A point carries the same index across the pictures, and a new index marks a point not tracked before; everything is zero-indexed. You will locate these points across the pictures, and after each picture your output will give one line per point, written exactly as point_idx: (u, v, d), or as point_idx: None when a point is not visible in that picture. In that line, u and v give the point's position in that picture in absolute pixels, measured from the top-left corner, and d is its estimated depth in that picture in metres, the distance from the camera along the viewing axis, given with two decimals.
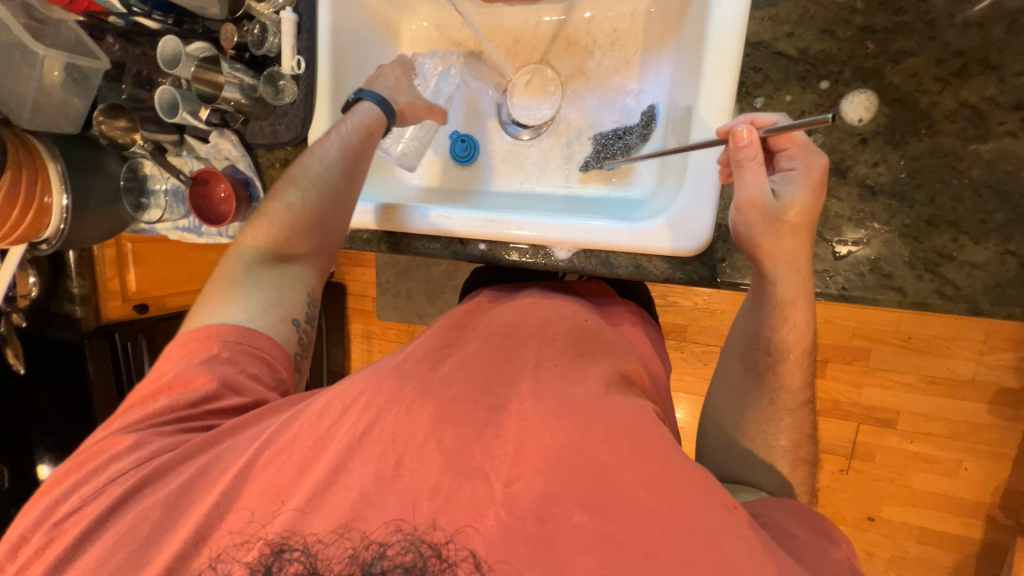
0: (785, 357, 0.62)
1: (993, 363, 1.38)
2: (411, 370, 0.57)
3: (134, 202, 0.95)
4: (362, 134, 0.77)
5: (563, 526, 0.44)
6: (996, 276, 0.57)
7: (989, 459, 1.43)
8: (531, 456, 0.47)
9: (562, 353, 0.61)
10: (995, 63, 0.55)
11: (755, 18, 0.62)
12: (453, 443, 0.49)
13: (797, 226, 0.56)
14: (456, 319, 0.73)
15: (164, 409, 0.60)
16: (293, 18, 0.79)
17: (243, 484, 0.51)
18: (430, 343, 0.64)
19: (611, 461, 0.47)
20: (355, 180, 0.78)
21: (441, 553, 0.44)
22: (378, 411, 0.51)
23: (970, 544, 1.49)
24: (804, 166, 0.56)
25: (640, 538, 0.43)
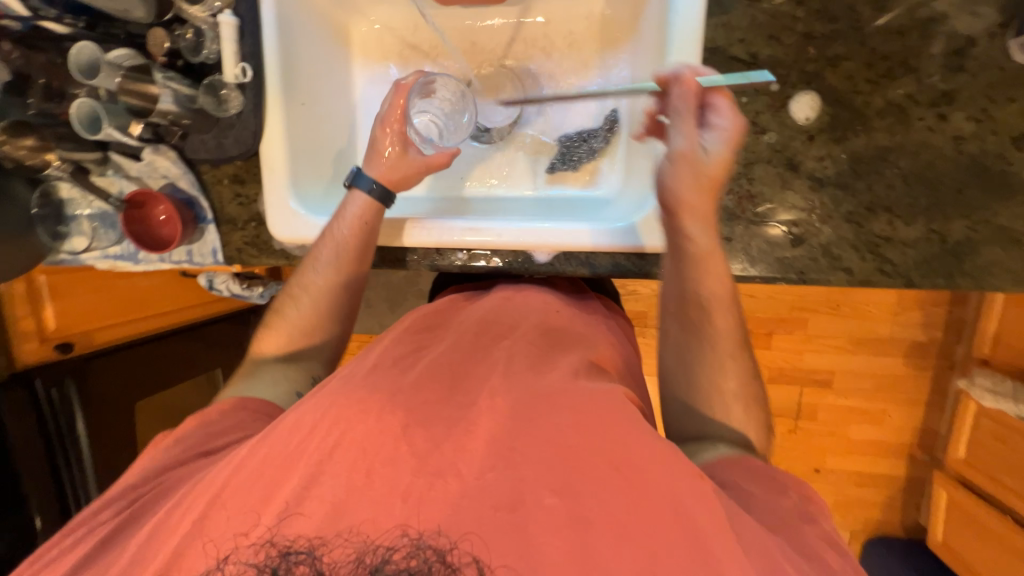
0: (713, 299, 0.64)
1: (906, 321, 1.57)
2: (381, 376, 0.57)
3: (50, 231, 0.84)
4: (359, 225, 0.75)
5: (537, 510, 0.46)
6: (924, 253, 0.65)
7: (908, 406, 1.64)
8: (517, 449, 0.50)
9: (534, 344, 0.64)
10: (913, 66, 0.62)
11: (711, 24, 0.65)
12: (425, 446, 0.50)
13: (713, 177, 0.61)
14: (426, 319, 0.75)
15: (149, 465, 0.60)
16: (233, 21, 0.73)
17: (216, 515, 0.49)
18: (400, 347, 0.65)
19: (575, 443, 0.49)
20: (357, 274, 0.77)
21: (447, 558, 0.45)
22: (347, 424, 0.51)
23: (897, 481, 1.70)
24: (728, 121, 0.61)
25: (607, 516, 0.46)
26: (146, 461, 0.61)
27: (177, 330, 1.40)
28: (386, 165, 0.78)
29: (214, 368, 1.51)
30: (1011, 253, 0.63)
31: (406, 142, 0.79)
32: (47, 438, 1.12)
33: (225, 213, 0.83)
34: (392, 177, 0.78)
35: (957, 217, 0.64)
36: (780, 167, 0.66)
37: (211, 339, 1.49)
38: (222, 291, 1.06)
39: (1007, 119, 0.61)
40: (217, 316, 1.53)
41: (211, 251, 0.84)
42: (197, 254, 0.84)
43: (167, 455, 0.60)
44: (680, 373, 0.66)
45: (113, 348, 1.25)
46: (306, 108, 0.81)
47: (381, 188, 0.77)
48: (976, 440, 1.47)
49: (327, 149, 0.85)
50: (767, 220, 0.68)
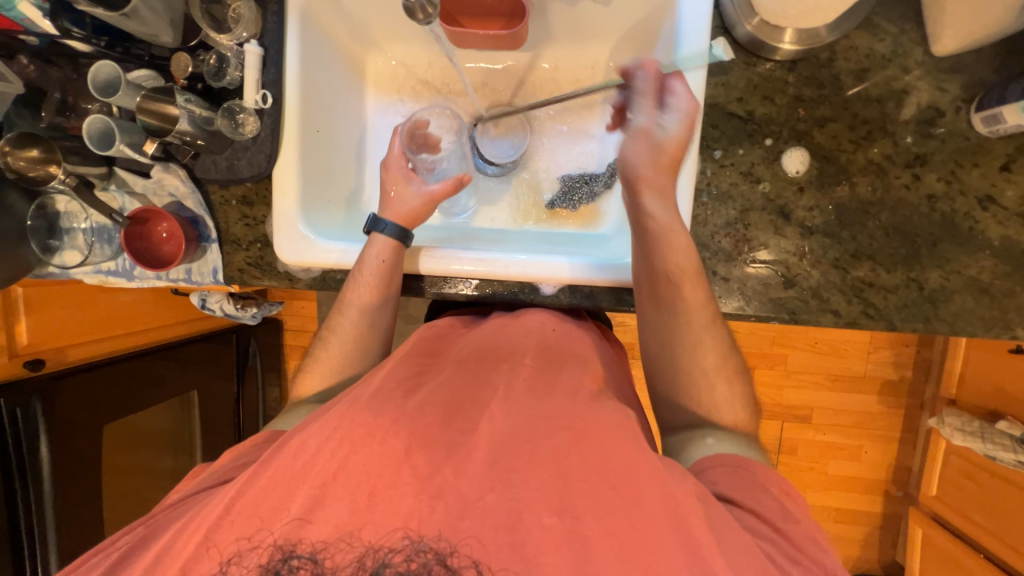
0: (679, 275, 0.67)
1: (879, 360, 1.65)
2: (385, 401, 0.56)
3: (42, 244, 0.82)
4: (377, 265, 0.77)
5: (535, 529, 0.48)
6: (904, 299, 0.70)
7: (883, 442, 1.70)
8: (524, 469, 0.51)
9: (535, 367, 0.64)
10: (889, 130, 0.69)
11: (711, 83, 0.71)
12: (426, 468, 0.51)
13: (671, 157, 0.67)
14: (427, 343, 0.74)
15: (170, 498, 0.63)
16: (257, 50, 0.75)
17: (218, 525, 0.49)
18: (402, 371, 0.64)
19: (575, 463, 0.51)
20: (381, 312, 0.80)
21: (447, 561, 0.47)
22: (354, 444, 0.51)
23: (874, 517, 1.73)
24: (682, 105, 0.67)
25: (605, 533, 0.48)
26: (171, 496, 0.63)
27: (154, 348, 1.36)
28: (398, 203, 0.80)
29: (191, 391, 1.45)
30: (980, 301, 0.69)
31: (409, 177, 0.82)
32: (9, 466, 1.03)
33: (230, 233, 0.83)
34: (404, 216, 0.80)
35: (932, 267, 0.70)
36: (774, 215, 0.71)
37: (188, 360, 1.43)
38: (215, 310, 1.03)
39: (972, 181, 0.68)
40: (196, 335, 1.50)
41: (211, 270, 0.83)
42: (196, 272, 0.83)
43: (193, 488, 0.62)
44: (651, 345, 0.73)
45: (86, 365, 1.20)
46: (320, 136, 0.83)
47: (397, 227, 0.78)
48: (947, 476, 1.54)
49: (338, 174, 0.87)
50: (760, 262, 0.72)
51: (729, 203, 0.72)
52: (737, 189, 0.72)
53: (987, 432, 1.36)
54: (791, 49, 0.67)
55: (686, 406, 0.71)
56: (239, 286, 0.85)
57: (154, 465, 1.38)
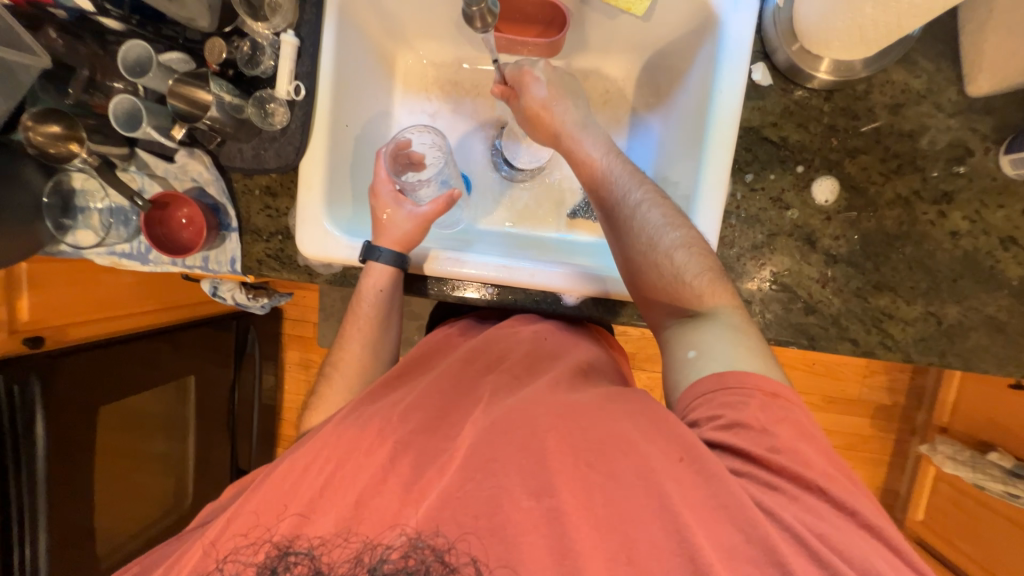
0: (610, 176, 0.72)
1: (874, 384, 1.68)
2: (369, 415, 0.62)
3: (55, 221, 0.81)
4: (375, 294, 0.79)
5: (514, 509, 0.51)
6: (922, 332, 0.71)
7: (873, 465, 1.72)
8: (537, 475, 0.52)
9: (515, 374, 0.69)
10: (918, 165, 0.70)
11: (747, 106, 0.72)
12: (410, 473, 0.55)
13: (540, 119, 0.78)
14: (420, 357, 0.78)
15: (194, 522, 0.67)
16: (294, 42, 0.74)
17: (222, 528, 0.55)
18: (389, 390, 0.70)
19: (577, 465, 0.53)
20: (383, 339, 0.83)
21: (444, 558, 0.49)
22: (339, 460, 0.56)
23: None
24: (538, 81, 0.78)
25: (602, 537, 0.49)
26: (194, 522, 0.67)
27: (152, 330, 1.33)
28: (393, 224, 0.79)
29: (186, 375, 1.42)
30: (994, 338, 0.70)
31: (399, 202, 0.80)
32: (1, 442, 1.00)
33: (251, 223, 0.81)
34: (399, 240, 0.78)
35: (951, 302, 0.71)
36: (800, 241, 0.72)
37: (184, 343, 1.40)
38: (226, 299, 1.01)
39: (995, 222, 0.69)
40: (196, 320, 1.48)
41: (228, 260, 0.82)
42: (213, 260, 0.82)
43: (208, 510, 0.67)
44: (630, 278, 0.70)
45: (88, 344, 1.16)
46: (348, 130, 0.82)
47: (393, 253, 0.77)
48: (934, 503, 1.58)
49: (360, 170, 0.86)
50: (782, 286, 0.73)
51: (757, 227, 0.72)
52: (766, 214, 0.72)
53: (978, 461, 1.38)
54: (826, 79, 0.68)
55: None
56: (254, 276, 0.84)
57: (145, 450, 1.36)
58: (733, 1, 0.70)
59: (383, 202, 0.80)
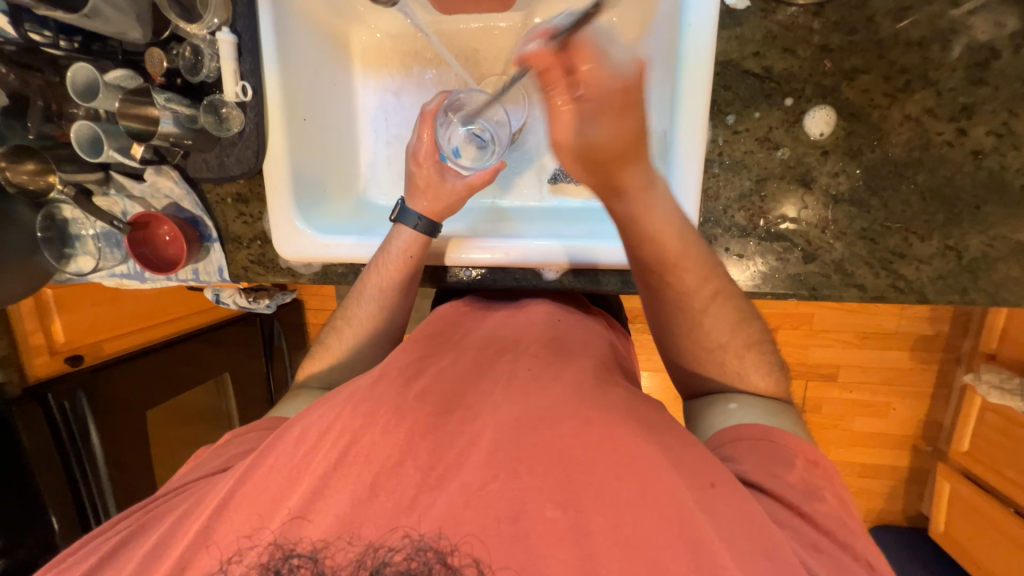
0: (678, 261, 0.63)
1: (912, 316, 1.57)
2: (387, 389, 0.58)
3: (56, 252, 0.84)
4: (404, 260, 0.77)
5: (537, 520, 0.47)
6: (939, 270, 0.64)
7: (911, 398, 1.66)
8: (571, 493, 0.49)
9: (538, 357, 0.65)
10: (932, 79, 0.60)
11: (723, 38, 0.63)
12: (428, 458, 0.52)
13: (608, 166, 0.53)
14: (433, 329, 0.76)
15: (177, 481, 0.66)
16: (230, 39, 0.71)
17: (220, 522, 0.52)
18: (405, 358, 0.66)
19: (582, 453, 0.51)
20: (399, 308, 0.80)
21: (447, 560, 0.46)
22: (354, 435, 0.53)
23: (899, 470, 1.73)
24: (603, 97, 0.48)
25: (612, 526, 0.47)
26: (181, 478, 0.66)
27: (179, 337, 1.39)
28: (430, 196, 0.78)
29: (224, 371, 1.51)
30: None
31: (443, 170, 0.79)
32: (63, 452, 1.11)
33: (230, 232, 0.83)
34: (435, 207, 0.78)
35: (973, 233, 0.63)
36: (794, 183, 0.65)
37: (221, 343, 1.50)
38: (229, 304, 1.05)
39: None
40: (221, 322, 1.52)
41: (216, 269, 0.84)
42: (203, 272, 0.84)
43: (197, 474, 0.65)
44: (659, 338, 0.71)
45: (122, 357, 1.25)
46: (307, 124, 0.79)
47: (427, 222, 0.77)
48: (980, 434, 1.50)
49: (331, 163, 0.84)
50: (783, 232, 0.67)
51: (743, 173, 0.66)
52: (753, 158, 0.65)
53: None
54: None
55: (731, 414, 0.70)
56: (248, 283, 0.85)
57: (197, 439, 1.47)
58: None
59: (417, 186, 0.79)
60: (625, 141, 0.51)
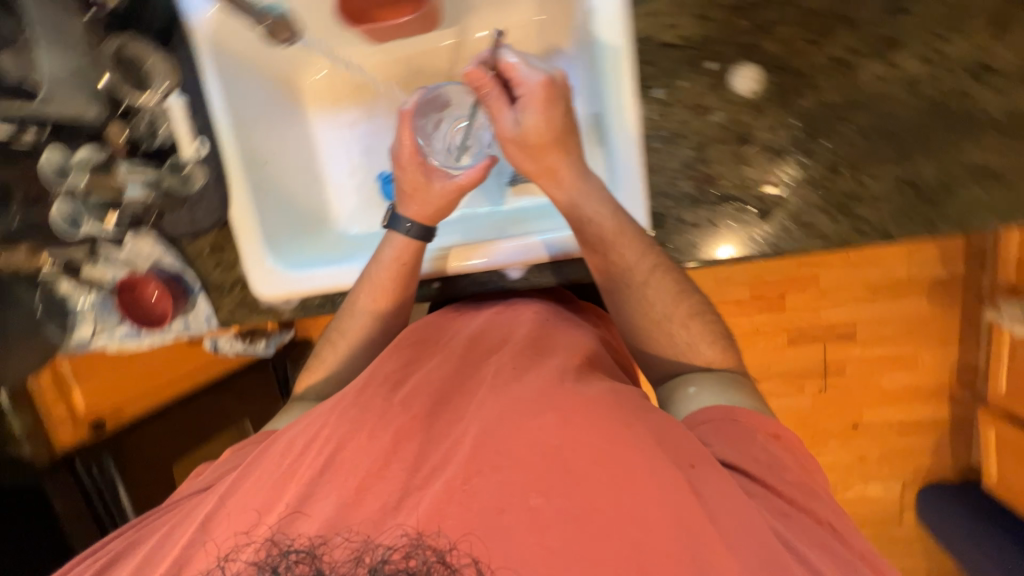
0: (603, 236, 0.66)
1: (921, 262, 1.52)
2: (372, 397, 0.58)
3: (59, 324, 0.90)
4: (398, 268, 0.78)
5: (523, 509, 0.47)
6: (899, 206, 0.63)
7: (938, 346, 1.58)
8: (557, 478, 0.48)
9: (522, 353, 0.65)
10: (852, 18, 0.60)
11: (638, 15, 0.64)
12: (415, 461, 0.52)
13: (538, 146, 0.66)
14: (418, 332, 0.75)
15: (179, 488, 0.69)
16: (181, 102, 0.78)
17: (218, 522, 0.54)
18: (391, 363, 0.66)
19: (558, 441, 0.50)
20: (395, 316, 0.81)
21: (445, 558, 0.46)
22: (340, 441, 0.53)
23: (940, 422, 1.65)
24: (530, 92, 0.64)
25: (598, 504, 0.47)
26: (183, 487, 0.69)
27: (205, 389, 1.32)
28: (417, 203, 0.77)
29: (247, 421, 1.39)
30: (990, 189, 0.61)
31: (428, 173, 0.76)
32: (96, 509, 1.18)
33: (212, 281, 0.86)
34: (425, 213, 0.77)
35: (925, 162, 0.62)
36: (734, 144, 0.65)
37: (242, 392, 1.38)
38: (228, 351, 1.09)
39: (958, 54, 0.59)
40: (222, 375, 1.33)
41: (205, 318, 0.88)
42: (193, 323, 0.88)
43: (196, 483, 0.68)
44: (621, 317, 0.71)
45: (149, 417, 1.23)
46: (267, 168, 0.84)
47: (419, 227, 0.77)
48: (1014, 371, 1.41)
49: (297, 202, 0.88)
50: (734, 194, 0.66)
51: (682, 143, 0.66)
52: (688, 126, 0.66)
53: None
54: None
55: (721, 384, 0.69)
56: (237, 326, 0.89)
57: None
58: None
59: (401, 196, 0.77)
60: (553, 124, 0.65)
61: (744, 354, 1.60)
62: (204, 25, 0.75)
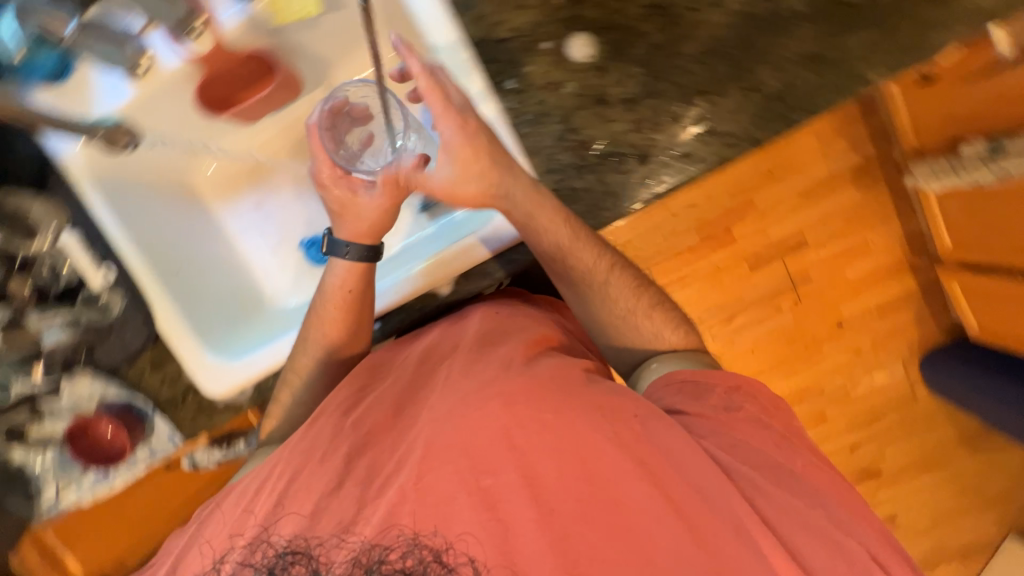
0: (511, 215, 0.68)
1: (836, 152, 1.54)
2: (328, 419, 0.66)
3: (23, 496, 0.88)
4: (345, 295, 0.75)
5: (492, 487, 0.54)
6: (754, 111, 0.68)
7: (884, 224, 1.59)
8: (505, 454, 0.55)
9: (469, 350, 0.66)
10: None
11: (467, 22, 0.69)
12: (388, 485, 0.55)
13: (463, 172, 0.66)
14: (371, 363, 0.74)
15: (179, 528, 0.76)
16: (76, 237, 0.77)
17: (212, 525, 0.63)
18: (346, 389, 0.70)
19: (511, 424, 0.56)
20: (354, 342, 0.79)
21: (442, 557, 0.51)
22: (294, 473, 0.61)
23: (915, 292, 1.64)
24: (452, 127, 0.63)
25: (548, 463, 0.55)
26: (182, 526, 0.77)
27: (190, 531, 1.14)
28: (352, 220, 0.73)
29: None
30: (823, 72, 0.67)
31: (354, 185, 0.72)
32: None
33: (164, 398, 0.85)
34: (360, 230, 0.73)
35: (759, 66, 0.68)
36: (592, 106, 0.70)
37: None
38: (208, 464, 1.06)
39: None
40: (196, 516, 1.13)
41: (167, 439, 0.87)
42: (157, 448, 0.87)
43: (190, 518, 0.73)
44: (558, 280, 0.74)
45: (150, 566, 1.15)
46: (183, 269, 0.84)
47: (360, 247, 0.74)
48: (951, 222, 1.43)
49: (222, 293, 0.88)
50: (608, 150, 0.71)
51: (547, 120, 0.71)
52: (547, 104, 0.70)
53: (957, 164, 1.24)
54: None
55: (655, 321, 0.74)
56: (205, 433, 0.87)
57: None
58: None
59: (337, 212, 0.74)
60: (471, 132, 0.64)
61: (713, 294, 1.61)
62: (77, 159, 0.77)
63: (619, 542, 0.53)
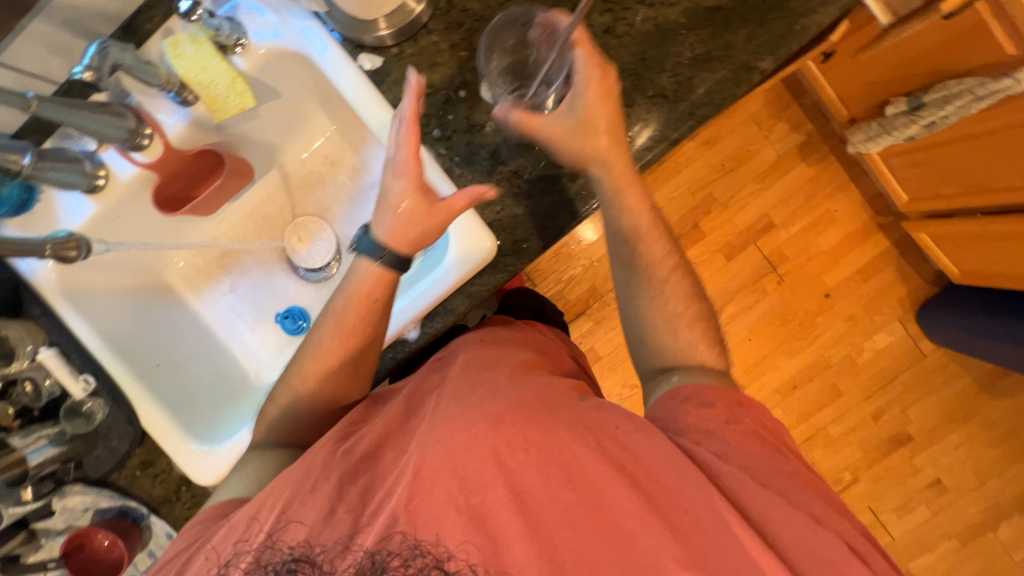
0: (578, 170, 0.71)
1: (779, 135, 1.62)
2: (325, 449, 0.61)
3: None
4: (370, 303, 0.70)
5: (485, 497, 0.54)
6: (665, 113, 0.73)
7: (841, 193, 1.64)
8: (492, 468, 0.54)
9: (460, 377, 0.64)
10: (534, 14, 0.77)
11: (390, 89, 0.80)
12: (378, 513, 0.54)
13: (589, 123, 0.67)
14: (364, 407, 0.70)
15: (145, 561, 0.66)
16: (53, 351, 0.78)
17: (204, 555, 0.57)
18: (338, 426, 0.66)
19: (496, 441, 0.55)
20: (365, 365, 0.73)
21: (444, 565, 0.51)
22: (287, 499, 0.57)
23: (891, 252, 1.65)
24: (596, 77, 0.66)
25: (539, 467, 0.55)
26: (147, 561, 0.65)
27: None
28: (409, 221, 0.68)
29: None
30: (718, 69, 0.72)
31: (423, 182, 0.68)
32: None
33: (157, 497, 0.85)
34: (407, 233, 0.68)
35: (659, 74, 0.73)
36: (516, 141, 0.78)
37: None
38: None
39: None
40: None
41: (166, 536, 0.85)
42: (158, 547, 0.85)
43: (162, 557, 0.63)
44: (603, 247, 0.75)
45: None
46: (161, 366, 0.88)
47: (395, 252, 0.69)
48: (902, 176, 1.44)
49: (201, 385, 0.90)
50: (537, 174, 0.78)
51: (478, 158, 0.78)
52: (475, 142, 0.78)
53: (886, 124, 1.29)
54: (390, 30, 0.77)
55: (630, 313, 0.75)
56: None
57: None
58: (319, 53, 0.77)
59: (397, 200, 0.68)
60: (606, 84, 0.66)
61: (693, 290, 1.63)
62: (47, 278, 0.80)
63: (608, 536, 0.53)
